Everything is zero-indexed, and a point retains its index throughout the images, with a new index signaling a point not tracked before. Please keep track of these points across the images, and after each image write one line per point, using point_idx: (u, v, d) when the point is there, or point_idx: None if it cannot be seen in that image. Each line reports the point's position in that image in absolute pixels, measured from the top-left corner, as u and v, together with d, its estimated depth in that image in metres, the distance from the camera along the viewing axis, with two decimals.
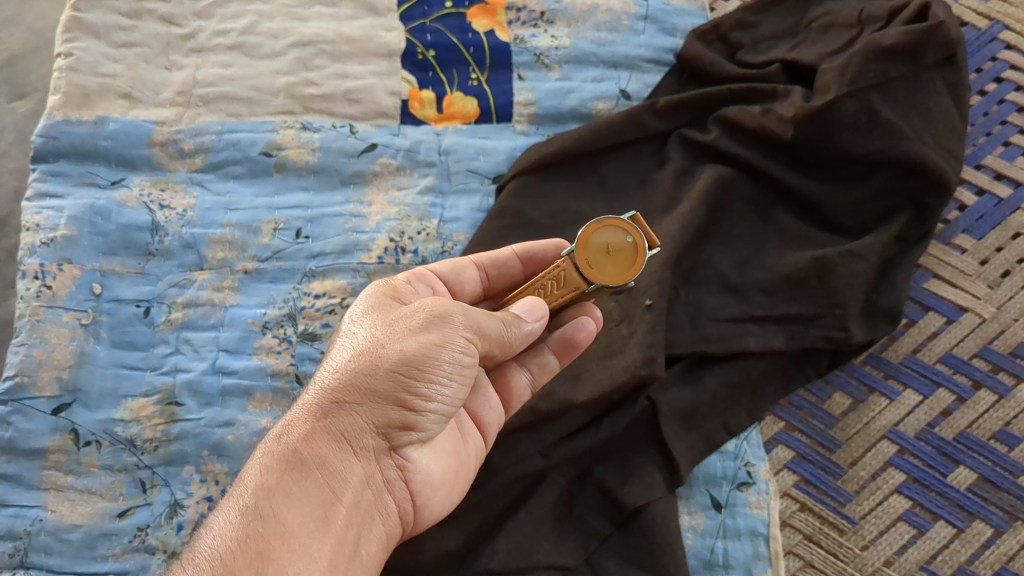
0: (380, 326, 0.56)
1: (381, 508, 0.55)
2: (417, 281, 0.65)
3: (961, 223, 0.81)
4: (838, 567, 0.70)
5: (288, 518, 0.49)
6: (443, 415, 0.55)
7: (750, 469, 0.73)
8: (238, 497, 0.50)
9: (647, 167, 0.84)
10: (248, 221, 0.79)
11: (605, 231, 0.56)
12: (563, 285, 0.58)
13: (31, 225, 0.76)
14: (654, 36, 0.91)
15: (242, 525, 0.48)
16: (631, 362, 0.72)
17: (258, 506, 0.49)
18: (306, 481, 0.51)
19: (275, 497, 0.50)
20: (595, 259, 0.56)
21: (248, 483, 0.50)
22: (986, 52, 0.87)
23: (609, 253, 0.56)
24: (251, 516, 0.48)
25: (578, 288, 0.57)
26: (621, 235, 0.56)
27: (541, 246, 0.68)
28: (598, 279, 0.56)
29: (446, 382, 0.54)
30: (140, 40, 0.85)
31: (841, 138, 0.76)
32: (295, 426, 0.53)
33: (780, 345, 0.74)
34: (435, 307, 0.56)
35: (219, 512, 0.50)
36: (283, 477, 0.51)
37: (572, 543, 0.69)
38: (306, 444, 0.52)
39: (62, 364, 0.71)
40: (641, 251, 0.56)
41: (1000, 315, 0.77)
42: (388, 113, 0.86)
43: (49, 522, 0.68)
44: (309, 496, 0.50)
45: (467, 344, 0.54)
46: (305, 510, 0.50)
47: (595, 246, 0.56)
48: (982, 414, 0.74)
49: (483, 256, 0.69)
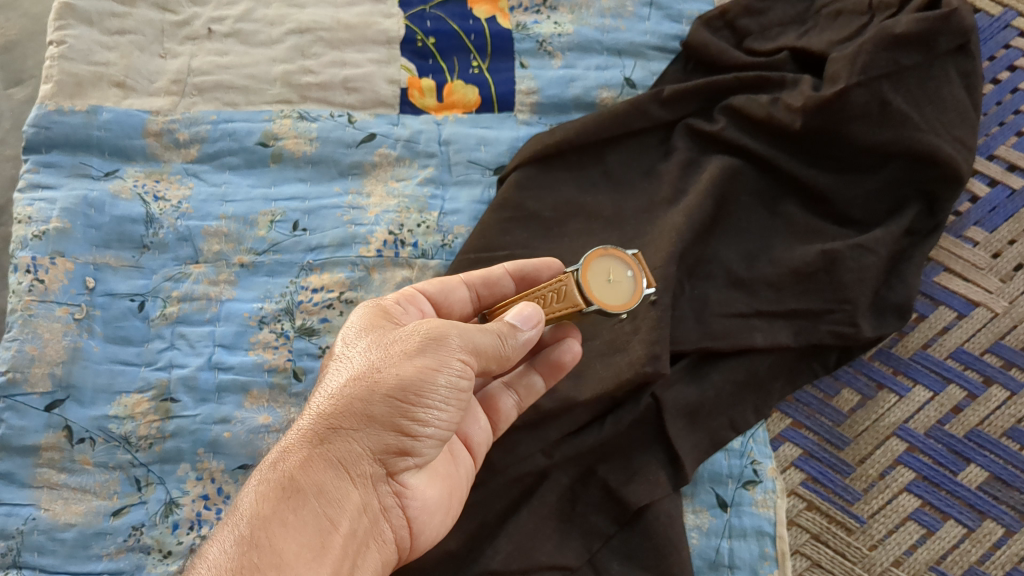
0: (375, 348, 0.55)
1: (378, 534, 0.55)
2: (407, 303, 0.63)
3: (973, 215, 0.80)
4: (846, 567, 0.69)
5: (284, 549, 0.48)
6: (438, 439, 0.55)
7: (756, 467, 0.72)
8: (234, 526, 0.49)
9: (652, 158, 0.82)
10: (244, 213, 0.78)
11: (612, 259, 0.57)
12: (562, 300, 0.56)
13: (23, 218, 0.74)
14: (659, 23, 0.89)
15: (236, 556, 0.48)
16: (635, 359, 0.69)
17: (253, 535, 0.48)
18: (303, 510, 0.50)
19: (271, 527, 0.49)
20: (596, 281, 0.55)
21: (243, 513, 0.50)
22: (999, 39, 0.85)
23: (610, 280, 0.56)
24: (246, 546, 0.48)
25: (575, 305, 0.55)
26: (622, 269, 0.56)
27: (533, 265, 0.67)
28: (599, 300, 0.54)
29: (441, 407, 0.53)
30: (134, 27, 0.84)
31: (851, 128, 0.75)
32: (291, 453, 0.52)
33: (787, 341, 0.72)
34: (430, 328, 0.54)
35: (215, 540, 0.49)
36: (279, 506, 0.50)
37: (576, 542, 0.67)
38: (302, 472, 0.51)
39: (56, 359, 0.70)
40: (637, 294, 0.56)
41: (1013, 309, 0.76)
42: (388, 102, 0.84)
43: (42, 521, 0.67)
44: (305, 525, 0.50)
45: (463, 367, 0.53)
46: (301, 540, 0.49)
47: (600, 270, 0.56)
48: (993, 411, 0.73)
49: (473, 275, 0.67)
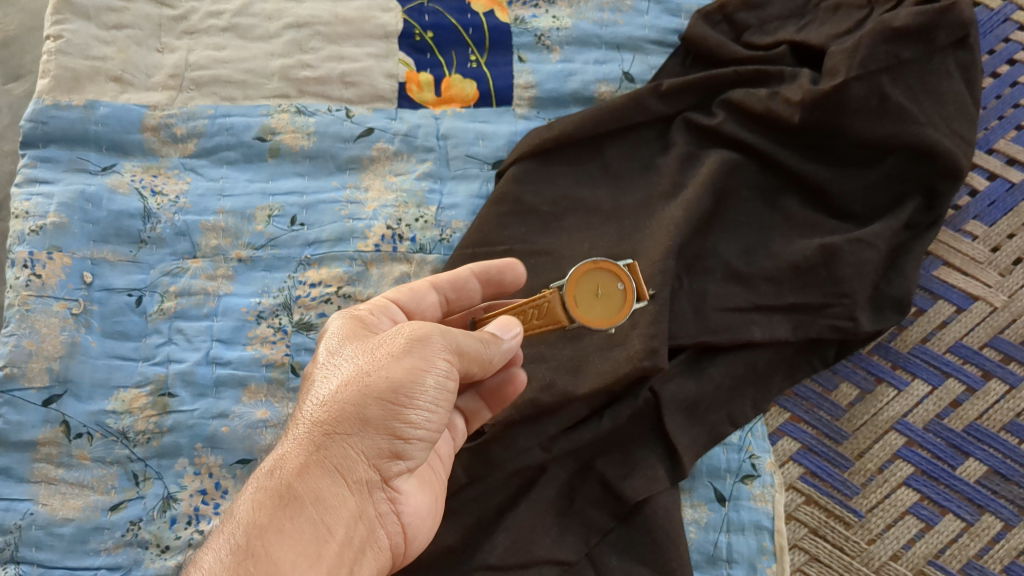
0: (363, 353, 0.55)
1: (374, 543, 0.55)
2: (381, 313, 0.63)
3: (972, 209, 0.80)
4: (844, 561, 0.69)
5: (281, 558, 0.47)
6: (429, 442, 0.55)
7: (755, 461, 0.71)
8: (230, 537, 0.49)
9: (651, 152, 0.82)
10: (242, 207, 0.78)
11: (601, 273, 0.61)
12: (545, 315, 0.60)
13: (21, 212, 0.74)
14: (658, 17, 0.88)
15: (232, 565, 0.47)
16: (634, 354, 0.69)
17: (250, 544, 0.48)
18: (300, 517, 0.50)
19: (267, 534, 0.48)
20: (583, 298, 0.60)
21: (240, 522, 0.49)
22: (998, 33, 0.85)
23: (599, 296, 0.60)
24: (243, 555, 0.47)
25: (558, 322, 0.60)
26: (612, 281, 0.61)
27: (498, 267, 0.66)
28: (584, 319, 0.59)
29: (431, 407, 0.53)
30: (131, 21, 0.83)
31: (850, 122, 0.74)
32: (285, 461, 0.52)
33: (786, 335, 0.72)
34: (414, 330, 0.54)
35: (209, 550, 0.49)
36: (276, 514, 0.49)
37: (574, 536, 0.67)
38: (299, 478, 0.51)
39: (53, 354, 0.70)
40: (625, 309, 0.60)
41: (1011, 303, 0.76)
42: (385, 96, 0.84)
43: (40, 516, 0.67)
44: (303, 533, 0.49)
45: (448, 367, 0.54)
46: (298, 547, 0.48)
47: (586, 286, 0.60)
48: (992, 405, 0.73)
49: (441, 279, 0.66)
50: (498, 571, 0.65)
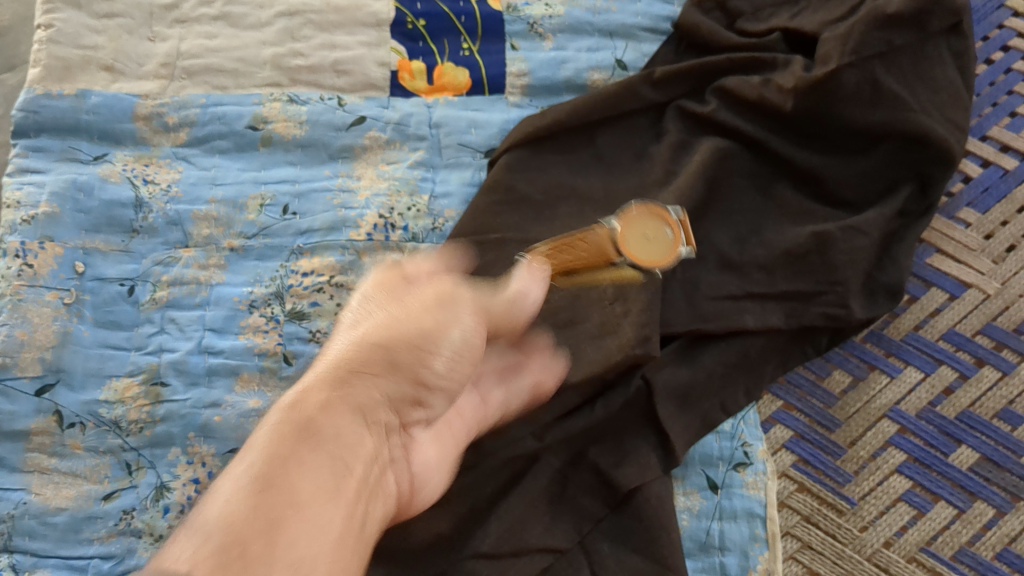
0: (393, 298, 0.53)
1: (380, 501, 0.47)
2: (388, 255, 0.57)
3: (966, 196, 0.81)
4: (837, 548, 0.69)
5: (302, 486, 0.38)
6: (447, 394, 0.55)
7: (747, 449, 0.72)
8: (241, 464, 0.38)
9: (644, 141, 0.81)
10: (234, 196, 0.78)
11: (646, 219, 0.69)
12: (588, 252, 0.65)
13: (12, 202, 0.74)
14: (651, 5, 0.89)
15: (253, 489, 0.36)
16: (625, 342, 0.69)
17: (267, 471, 0.38)
18: (321, 450, 0.41)
19: (290, 463, 0.38)
20: (637, 239, 0.67)
21: (252, 449, 0.39)
22: (993, 19, 0.87)
23: (648, 240, 0.68)
24: (260, 481, 0.37)
25: (607, 258, 0.66)
26: (657, 227, 0.69)
27: None
28: (636, 258, 0.66)
29: (459, 357, 0.53)
30: (123, 11, 0.83)
31: (842, 110, 0.74)
32: (306, 394, 0.43)
33: (779, 323, 0.72)
34: (440, 287, 0.54)
35: (233, 464, 0.39)
36: (296, 443, 0.40)
37: (566, 524, 0.67)
38: (322, 412, 0.42)
39: (45, 344, 0.70)
40: (670, 254, 0.68)
41: (1005, 291, 0.77)
42: (378, 84, 0.84)
43: (33, 505, 0.67)
44: (323, 467, 0.40)
45: (473, 326, 0.54)
46: (321, 480, 0.39)
47: (637, 231, 0.68)
48: (985, 393, 0.73)
49: None
50: (492, 559, 0.64)
